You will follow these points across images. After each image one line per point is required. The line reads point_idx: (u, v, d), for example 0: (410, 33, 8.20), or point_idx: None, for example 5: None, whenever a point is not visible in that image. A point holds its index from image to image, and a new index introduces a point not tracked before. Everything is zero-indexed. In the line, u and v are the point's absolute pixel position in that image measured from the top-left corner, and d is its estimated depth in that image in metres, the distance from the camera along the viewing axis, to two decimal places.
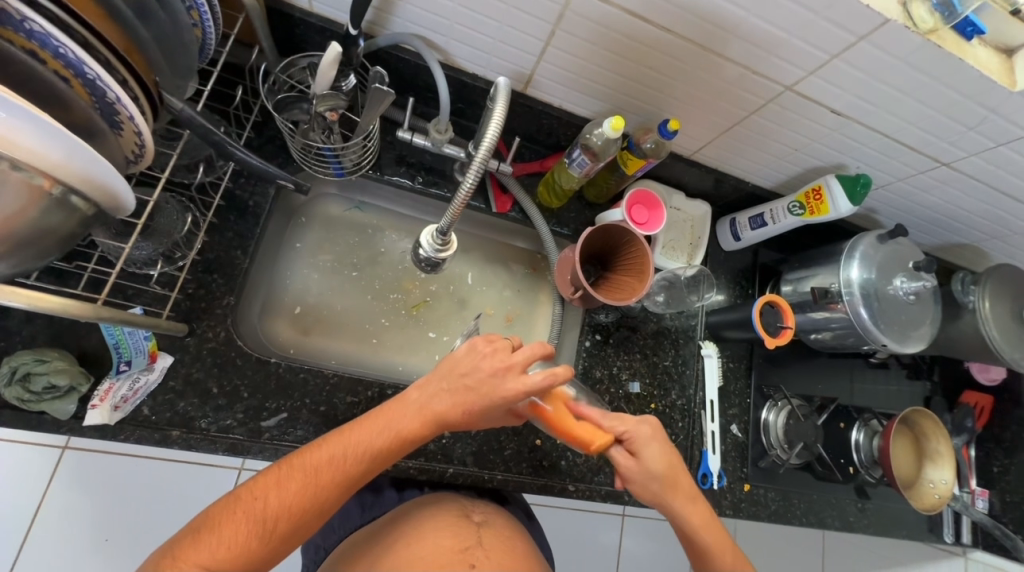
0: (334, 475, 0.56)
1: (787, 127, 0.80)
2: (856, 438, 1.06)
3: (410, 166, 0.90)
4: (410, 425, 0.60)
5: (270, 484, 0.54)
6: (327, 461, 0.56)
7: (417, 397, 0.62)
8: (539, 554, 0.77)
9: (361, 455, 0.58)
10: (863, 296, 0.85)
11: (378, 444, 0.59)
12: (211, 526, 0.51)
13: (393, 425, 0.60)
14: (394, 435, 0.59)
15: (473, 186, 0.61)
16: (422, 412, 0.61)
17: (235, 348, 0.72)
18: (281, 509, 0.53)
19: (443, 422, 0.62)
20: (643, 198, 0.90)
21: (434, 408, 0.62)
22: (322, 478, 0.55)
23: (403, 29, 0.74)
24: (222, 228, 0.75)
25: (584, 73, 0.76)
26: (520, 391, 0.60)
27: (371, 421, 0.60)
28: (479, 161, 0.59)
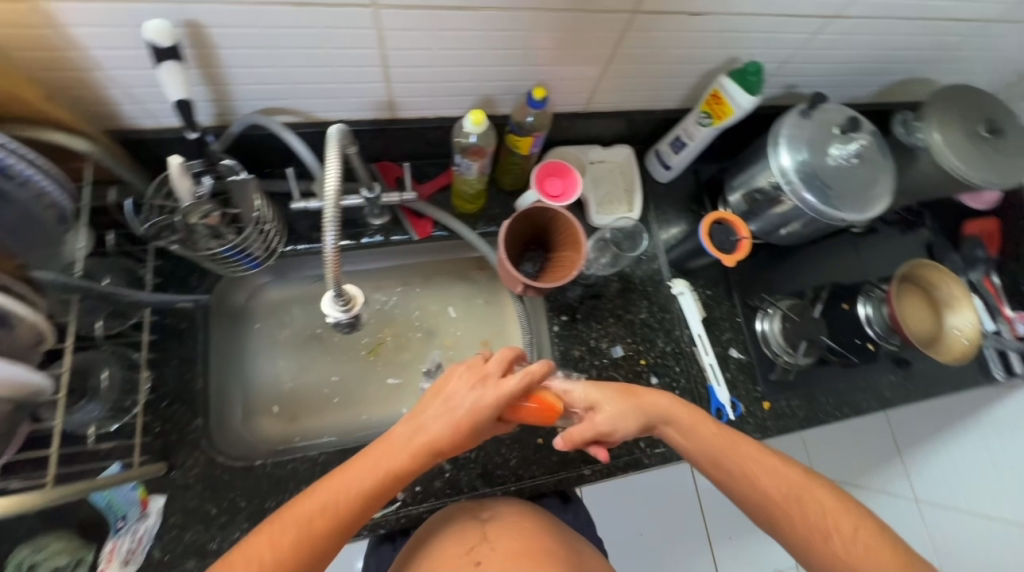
0: (328, 522, 0.58)
1: (660, 45, 0.76)
2: (865, 312, 1.01)
3: (323, 228, 0.89)
4: (399, 460, 0.61)
5: (265, 546, 0.55)
6: (320, 508, 0.58)
7: (404, 430, 0.64)
8: (563, 529, 0.74)
9: (353, 501, 0.59)
10: (803, 179, 0.80)
11: (367, 484, 0.60)
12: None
13: (382, 464, 0.61)
14: (383, 475, 0.61)
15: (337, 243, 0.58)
16: (409, 447, 0.62)
17: (220, 464, 0.74)
18: (279, 564, 0.55)
19: (431, 451, 0.63)
20: (553, 168, 0.87)
21: (421, 439, 0.62)
22: (317, 528, 0.57)
23: (250, 109, 0.73)
24: (166, 358, 0.77)
25: (438, 78, 0.74)
26: (499, 398, 0.63)
27: (362, 461, 0.62)
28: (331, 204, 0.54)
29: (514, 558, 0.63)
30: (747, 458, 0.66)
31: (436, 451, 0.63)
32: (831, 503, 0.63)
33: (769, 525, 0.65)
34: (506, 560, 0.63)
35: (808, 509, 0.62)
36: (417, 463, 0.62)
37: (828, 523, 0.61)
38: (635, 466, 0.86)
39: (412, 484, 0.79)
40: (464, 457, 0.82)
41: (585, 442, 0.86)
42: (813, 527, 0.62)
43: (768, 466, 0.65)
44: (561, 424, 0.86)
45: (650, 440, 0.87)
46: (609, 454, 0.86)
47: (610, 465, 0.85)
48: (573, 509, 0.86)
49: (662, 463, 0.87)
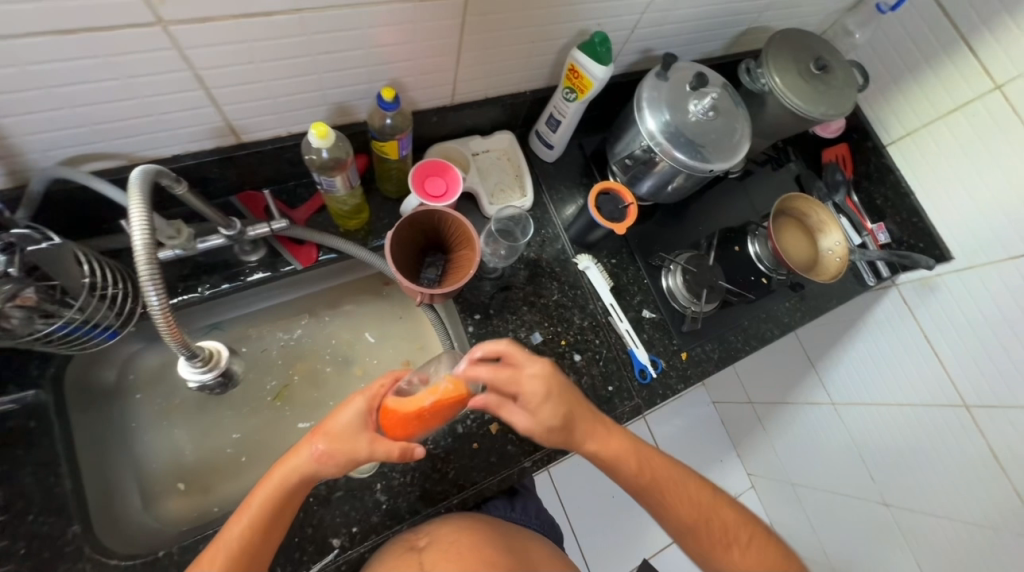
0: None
1: (505, 27, 0.74)
2: (754, 251, 1.08)
3: (190, 277, 0.79)
4: (265, 497, 0.62)
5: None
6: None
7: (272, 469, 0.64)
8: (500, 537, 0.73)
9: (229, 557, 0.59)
10: (670, 139, 0.83)
11: (238, 531, 0.60)
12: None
13: (251, 506, 0.62)
14: (251, 518, 0.61)
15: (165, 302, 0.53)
16: (295, 466, 0.63)
17: (112, 568, 0.65)
18: None
19: (299, 477, 0.62)
20: (431, 167, 0.83)
21: (284, 471, 0.63)
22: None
23: (52, 161, 0.62)
24: (17, 468, 0.66)
25: (274, 94, 0.67)
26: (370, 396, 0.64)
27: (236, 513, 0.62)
28: (145, 260, 0.50)
29: None
30: (667, 490, 0.73)
31: (302, 477, 0.62)
32: (730, 517, 0.74)
33: (678, 539, 0.76)
34: None
35: (716, 529, 0.73)
36: (284, 494, 0.62)
37: (731, 538, 0.73)
38: (574, 447, 0.86)
39: (348, 526, 0.74)
40: (399, 483, 0.78)
41: (521, 435, 0.85)
42: (718, 543, 0.73)
43: (684, 495, 0.73)
44: (494, 423, 0.84)
45: None
46: (547, 441, 0.86)
47: (549, 452, 0.85)
48: (520, 503, 0.85)
49: None
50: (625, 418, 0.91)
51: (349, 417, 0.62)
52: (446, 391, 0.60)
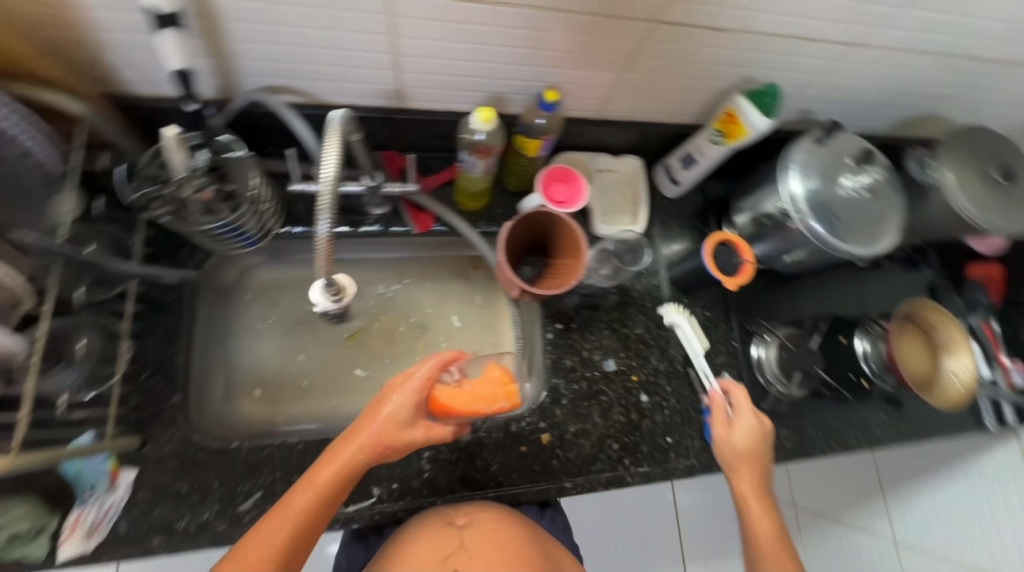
0: (263, 552, 0.60)
1: (677, 59, 0.74)
2: (861, 348, 1.00)
3: (321, 213, 0.88)
4: (327, 475, 0.65)
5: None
6: (253, 543, 0.60)
7: (332, 450, 0.68)
8: (542, 538, 0.74)
9: (291, 528, 0.62)
10: (812, 208, 0.78)
11: (301, 504, 0.63)
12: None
13: (312, 480, 0.65)
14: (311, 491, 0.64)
15: (331, 226, 0.58)
16: (347, 456, 0.66)
17: (193, 444, 0.73)
18: None
19: (358, 461, 0.66)
20: (559, 173, 0.86)
21: (345, 453, 0.66)
22: (251, 560, 0.60)
23: (255, 85, 0.71)
24: (150, 329, 0.75)
25: (448, 71, 0.72)
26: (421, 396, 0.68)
27: (297, 486, 0.65)
28: (325, 193, 0.55)
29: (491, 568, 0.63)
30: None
31: (362, 461, 0.67)
32: None
33: None
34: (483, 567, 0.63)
35: None
36: (344, 476, 0.66)
37: None
38: (617, 483, 0.85)
39: (390, 481, 0.78)
40: (445, 458, 0.81)
41: (568, 454, 0.85)
42: None
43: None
44: (546, 433, 0.85)
45: (634, 458, 0.87)
46: (591, 469, 0.85)
47: (591, 480, 0.84)
48: (550, 514, 0.85)
49: (644, 482, 0.87)
50: (676, 475, 0.88)
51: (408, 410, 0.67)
52: (502, 404, 0.70)
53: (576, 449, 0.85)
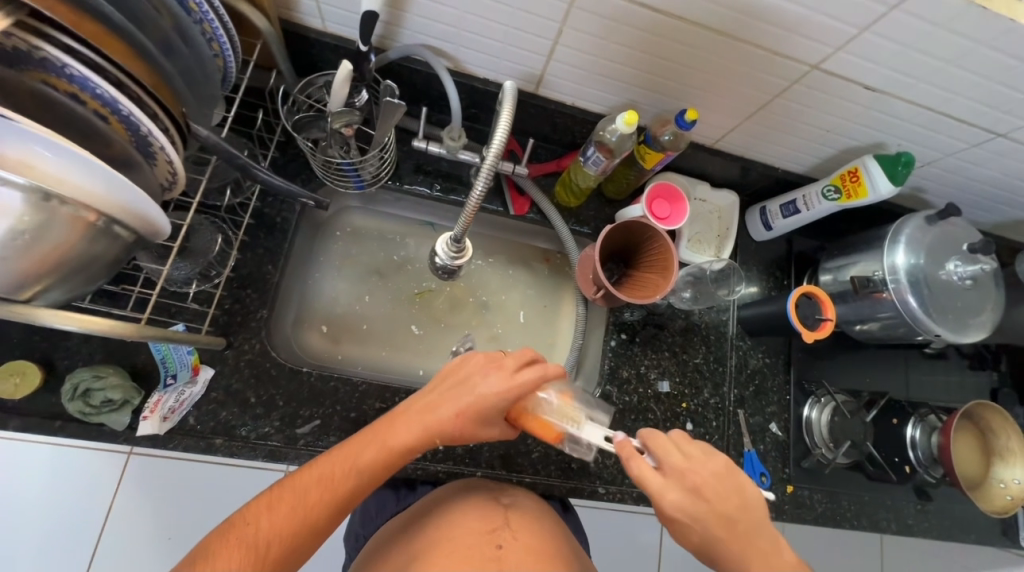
0: (325, 495, 0.56)
1: (818, 107, 0.75)
2: (912, 434, 0.98)
3: (427, 174, 0.91)
4: (403, 439, 0.60)
5: (263, 509, 0.54)
6: (316, 481, 0.56)
7: (411, 412, 0.62)
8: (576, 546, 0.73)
9: (355, 481, 0.57)
10: (911, 282, 0.79)
11: (371, 459, 0.58)
12: (205, 559, 0.50)
13: (387, 439, 0.60)
14: (383, 450, 0.59)
15: (485, 190, 0.59)
16: (418, 426, 0.61)
17: (269, 358, 0.76)
18: (273, 533, 0.53)
19: (437, 435, 0.61)
20: (664, 191, 0.87)
21: (427, 420, 0.61)
22: (312, 499, 0.55)
23: (413, 41, 0.74)
24: (253, 245, 0.79)
25: (595, 68, 0.75)
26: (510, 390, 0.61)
27: (367, 437, 0.60)
28: (488, 164, 0.56)
29: (536, 553, 0.63)
30: None
31: (440, 435, 0.61)
32: None
33: None
34: (527, 552, 0.63)
35: None
36: (419, 444, 0.60)
37: None
38: (647, 501, 0.85)
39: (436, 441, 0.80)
40: None
41: (606, 461, 0.86)
42: None
43: None
44: None
45: None
46: (626, 481, 0.86)
47: (623, 492, 0.85)
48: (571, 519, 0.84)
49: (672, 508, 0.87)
50: None
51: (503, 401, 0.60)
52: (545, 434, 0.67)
53: (615, 457, 0.86)
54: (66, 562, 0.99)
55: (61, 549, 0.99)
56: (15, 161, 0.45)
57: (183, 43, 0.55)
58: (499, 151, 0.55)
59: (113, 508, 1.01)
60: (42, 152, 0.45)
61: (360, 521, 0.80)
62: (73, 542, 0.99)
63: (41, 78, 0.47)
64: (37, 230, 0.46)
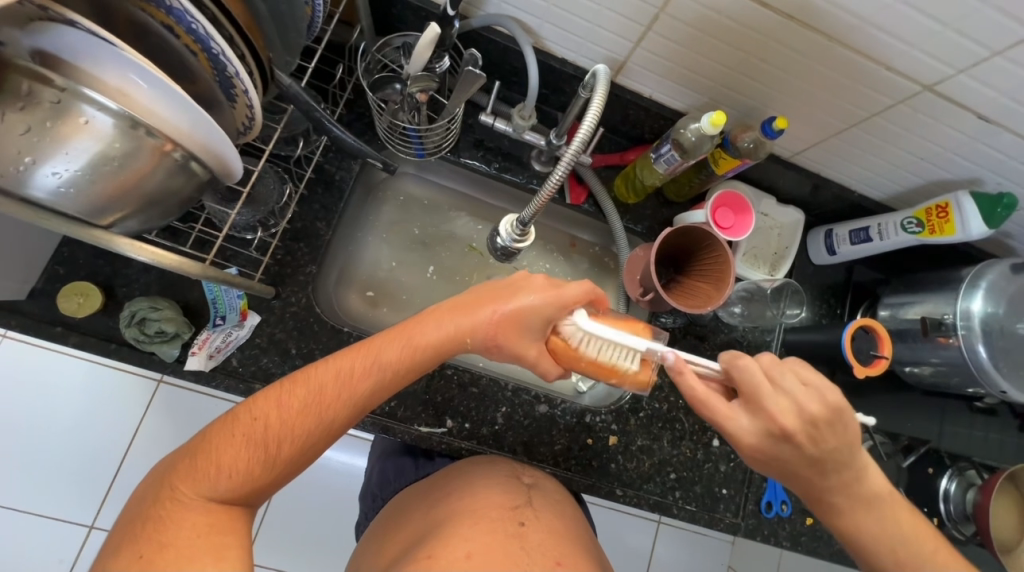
0: (342, 393, 0.53)
1: (917, 133, 0.70)
2: (946, 487, 0.94)
3: (486, 151, 0.89)
4: (427, 341, 0.56)
5: (271, 406, 0.51)
6: (331, 378, 0.52)
7: (441, 314, 0.58)
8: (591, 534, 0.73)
9: (375, 378, 0.54)
10: (984, 332, 0.74)
11: (393, 357, 0.55)
12: (208, 454, 0.49)
13: (408, 336, 0.56)
14: (407, 349, 0.55)
15: (560, 180, 0.63)
16: (446, 328, 0.57)
17: (313, 313, 0.77)
18: (282, 433, 0.51)
19: (468, 338, 0.57)
20: (730, 200, 0.83)
21: (457, 323, 0.57)
22: (328, 396, 0.52)
23: (497, 11, 0.72)
24: (310, 200, 0.79)
25: (683, 62, 0.71)
26: (556, 298, 0.57)
27: (387, 337, 0.55)
28: (570, 155, 0.61)
29: (554, 537, 0.63)
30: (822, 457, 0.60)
31: (471, 339, 0.58)
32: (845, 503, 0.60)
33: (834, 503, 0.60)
34: (548, 533, 0.63)
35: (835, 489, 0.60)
36: (447, 347, 0.57)
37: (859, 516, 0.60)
38: (662, 510, 0.85)
39: (463, 418, 0.80)
40: (518, 419, 0.82)
41: (627, 463, 0.85)
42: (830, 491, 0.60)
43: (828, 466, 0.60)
44: (614, 436, 0.85)
45: (685, 494, 0.86)
46: (644, 486, 0.85)
47: (640, 497, 0.84)
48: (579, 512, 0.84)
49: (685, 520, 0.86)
50: (719, 527, 0.87)
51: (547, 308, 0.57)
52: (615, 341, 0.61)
53: (636, 462, 0.85)
54: (93, 471, 1.04)
55: (88, 460, 1.04)
56: (111, 87, 0.45)
57: None
58: (584, 141, 0.59)
59: (140, 430, 1.06)
60: (137, 81, 0.45)
61: (378, 483, 0.82)
62: (101, 455, 1.04)
63: (141, 5, 0.47)
64: (122, 159, 0.46)
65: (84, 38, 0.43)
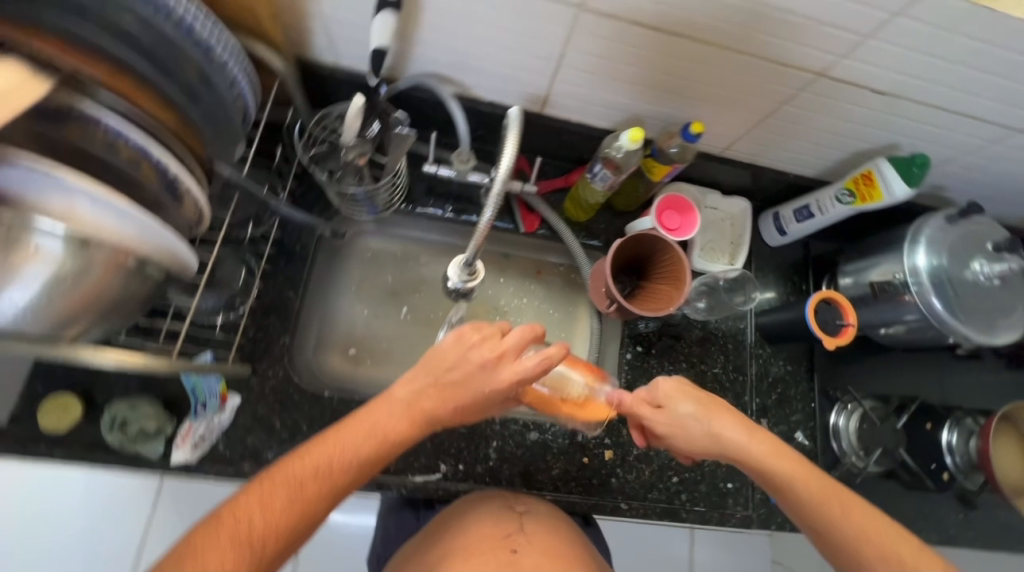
0: (323, 487, 0.54)
1: (827, 113, 0.75)
2: (948, 439, 0.94)
3: (439, 196, 0.94)
4: (396, 428, 0.58)
5: (255, 503, 0.51)
6: (312, 472, 0.54)
7: (406, 397, 0.59)
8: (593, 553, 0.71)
9: (354, 471, 0.56)
10: (935, 285, 0.77)
11: (366, 449, 0.57)
12: (192, 557, 0.48)
13: (377, 429, 0.57)
14: (378, 441, 0.57)
15: (495, 213, 0.64)
16: (410, 412, 0.59)
17: (293, 383, 0.78)
18: (268, 530, 0.51)
19: (432, 419, 0.60)
20: (674, 203, 0.87)
21: (421, 405, 0.59)
22: (310, 491, 0.53)
23: (420, 71, 0.77)
24: (274, 273, 0.83)
25: (600, 87, 0.76)
26: (513, 379, 0.58)
27: (360, 426, 0.57)
28: (497, 190, 0.60)
29: (551, 555, 0.62)
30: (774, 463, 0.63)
31: (435, 421, 0.60)
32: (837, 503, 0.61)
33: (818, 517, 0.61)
34: (543, 555, 0.62)
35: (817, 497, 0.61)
36: (414, 431, 0.59)
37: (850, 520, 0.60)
38: (671, 516, 0.84)
39: (456, 460, 0.80)
40: (512, 451, 0.82)
41: (627, 475, 0.85)
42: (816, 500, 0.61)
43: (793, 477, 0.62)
44: (609, 450, 0.86)
45: (691, 495, 0.86)
46: (648, 496, 0.84)
47: (646, 507, 0.84)
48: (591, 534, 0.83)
49: (697, 522, 0.86)
50: (732, 523, 0.86)
51: (502, 381, 0.58)
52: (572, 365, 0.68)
53: (636, 472, 0.85)
54: None
55: None
56: (56, 210, 0.47)
57: (203, 87, 0.56)
58: (508, 173, 0.59)
59: (146, 533, 1.05)
60: (82, 202, 0.48)
61: (381, 542, 0.81)
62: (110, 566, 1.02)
63: (77, 133, 0.50)
64: (75, 275, 0.49)
65: (26, 173, 0.45)
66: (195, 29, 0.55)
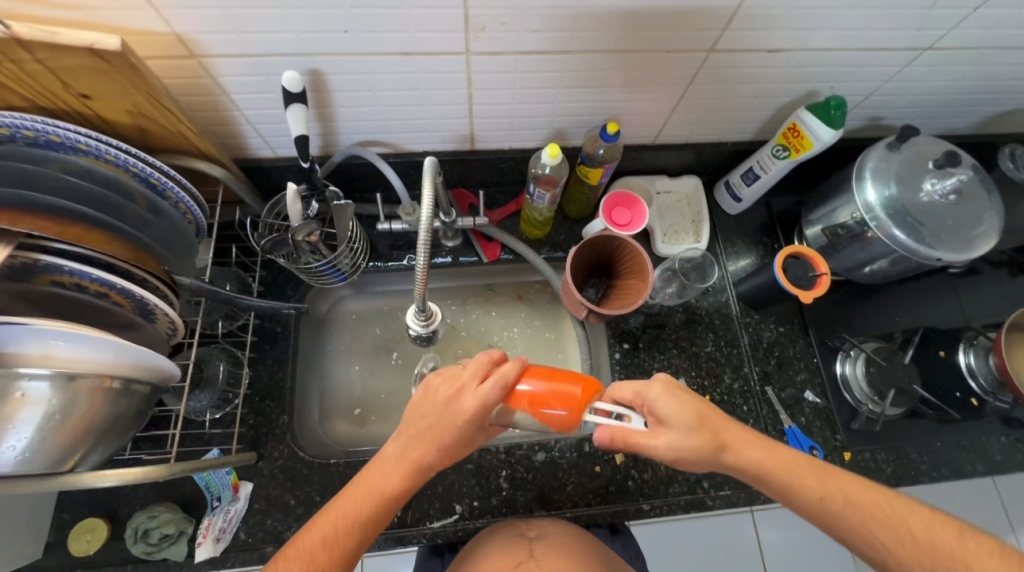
0: (333, 553, 0.56)
1: (735, 81, 0.77)
2: (967, 362, 0.92)
3: (402, 247, 0.97)
4: (390, 483, 0.59)
5: None
6: (320, 542, 0.56)
7: (394, 453, 0.61)
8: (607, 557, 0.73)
9: (358, 531, 0.57)
10: (891, 216, 0.76)
11: (365, 510, 0.58)
12: None
13: (374, 487, 0.59)
14: (376, 499, 0.58)
15: (428, 259, 0.64)
16: (400, 465, 0.60)
17: (299, 458, 0.81)
18: None
19: (421, 468, 0.60)
20: (621, 198, 0.89)
21: (409, 457, 0.60)
22: (320, 561, 0.55)
23: (351, 142, 0.83)
24: (262, 358, 0.87)
25: (516, 114, 0.80)
26: (479, 409, 0.57)
27: (357, 488, 0.60)
28: (423, 237, 0.61)
29: None
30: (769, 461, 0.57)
31: (424, 469, 0.60)
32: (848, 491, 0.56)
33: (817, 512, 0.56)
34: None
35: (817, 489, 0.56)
36: (408, 483, 0.60)
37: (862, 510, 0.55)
38: (697, 506, 0.83)
39: (470, 498, 0.81)
40: (522, 476, 0.83)
41: (643, 475, 0.84)
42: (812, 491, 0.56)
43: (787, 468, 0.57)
44: (619, 453, 0.85)
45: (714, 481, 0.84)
46: (669, 491, 0.83)
47: (669, 503, 0.83)
48: (621, 540, 0.82)
49: (726, 506, 0.83)
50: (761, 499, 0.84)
51: (476, 418, 0.57)
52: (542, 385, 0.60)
53: (652, 470, 0.84)
54: None
55: None
56: (35, 355, 0.53)
57: (153, 214, 0.65)
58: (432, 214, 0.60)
59: None
60: (57, 342, 0.53)
61: None
62: None
63: (46, 280, 0.56)
64: (64, 409, 0.53)
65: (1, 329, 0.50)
66: (133, 164, 0.61)
